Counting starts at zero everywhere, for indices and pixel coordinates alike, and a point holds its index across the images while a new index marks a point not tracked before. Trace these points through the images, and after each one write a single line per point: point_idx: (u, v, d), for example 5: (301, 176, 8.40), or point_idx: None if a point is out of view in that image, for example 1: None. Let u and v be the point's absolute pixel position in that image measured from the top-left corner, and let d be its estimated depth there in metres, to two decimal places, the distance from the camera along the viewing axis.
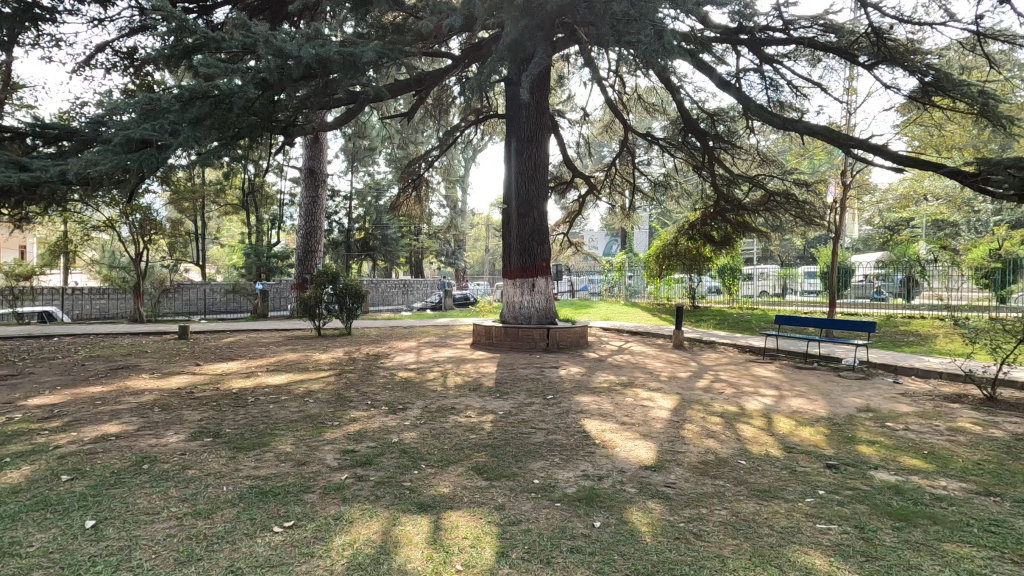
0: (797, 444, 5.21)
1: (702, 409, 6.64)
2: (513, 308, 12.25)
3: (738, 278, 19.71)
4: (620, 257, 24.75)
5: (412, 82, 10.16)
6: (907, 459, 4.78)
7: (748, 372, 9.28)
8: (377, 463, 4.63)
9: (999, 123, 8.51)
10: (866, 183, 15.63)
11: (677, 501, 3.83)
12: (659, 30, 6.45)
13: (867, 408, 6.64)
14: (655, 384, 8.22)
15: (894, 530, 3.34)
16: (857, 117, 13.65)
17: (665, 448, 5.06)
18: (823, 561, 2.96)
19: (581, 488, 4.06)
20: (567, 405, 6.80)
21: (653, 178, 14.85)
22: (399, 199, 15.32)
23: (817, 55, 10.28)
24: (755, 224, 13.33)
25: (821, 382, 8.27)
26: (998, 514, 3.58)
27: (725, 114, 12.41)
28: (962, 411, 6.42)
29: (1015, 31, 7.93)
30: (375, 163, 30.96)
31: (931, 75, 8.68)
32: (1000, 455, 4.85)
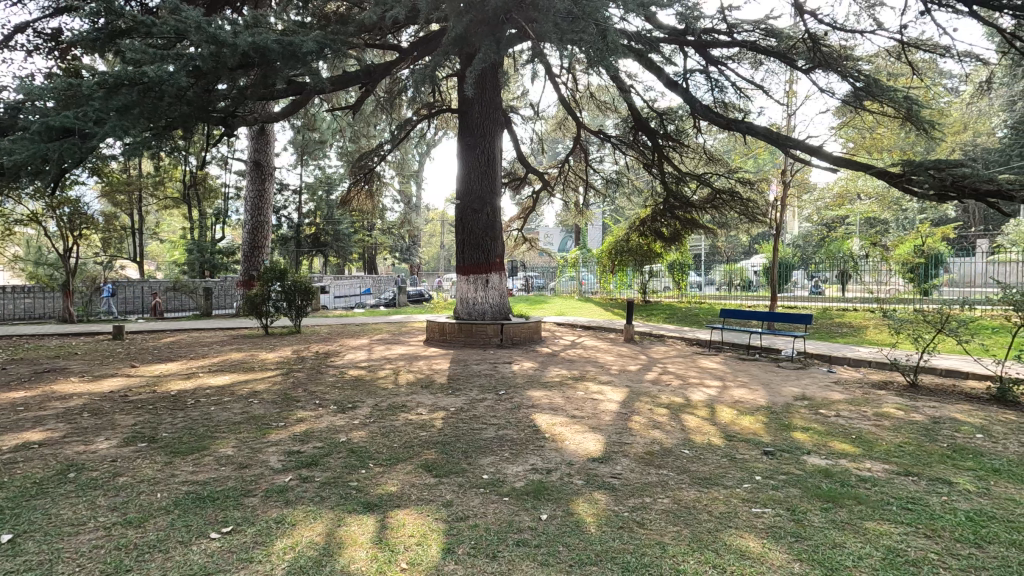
0: (737, 433, 5.43)
1: (650, 401, 6.83)
2: (466, 304, 12.20)
3: (686, 274, 20.30)
4: (574, 253, 25.02)
5: (360, 75, 9.92)
6: (836, 443, 5.06)
7: (694, 364, 9.59)
8: (323, 464, 4.53)
9: (922, 127, 9.06)
10: (805, 182, 16.39)
11: (623, 491, 3.92)
12: (603, 29, 6.53)
13: (803, 396, 6.99)
14: (606, 377, 8.39)
15: (822, 511, 3.53)
16: (797, 119, 14.29)
17: (612, 440, 5.18)
18: (756, 543, 3.10)
19: (529, 482, 4.10)
20: (518, 400, 6.85)
21: (606, 175, 15.07)
22: (350, 194, 14.97)
23: (759, 58, 10.66)
24: (702, 220, 13.73)
25: (761, 372, 8.66)
26: (915, 492, 3.84)
27: (674, 114, 12.66)
28: (887, 397, 6.85)
29: (936, 41, 8.46)
30: (326, 157, 30.18)
31: (862, 81, 9.14)
32: (918, 437, 5.21)
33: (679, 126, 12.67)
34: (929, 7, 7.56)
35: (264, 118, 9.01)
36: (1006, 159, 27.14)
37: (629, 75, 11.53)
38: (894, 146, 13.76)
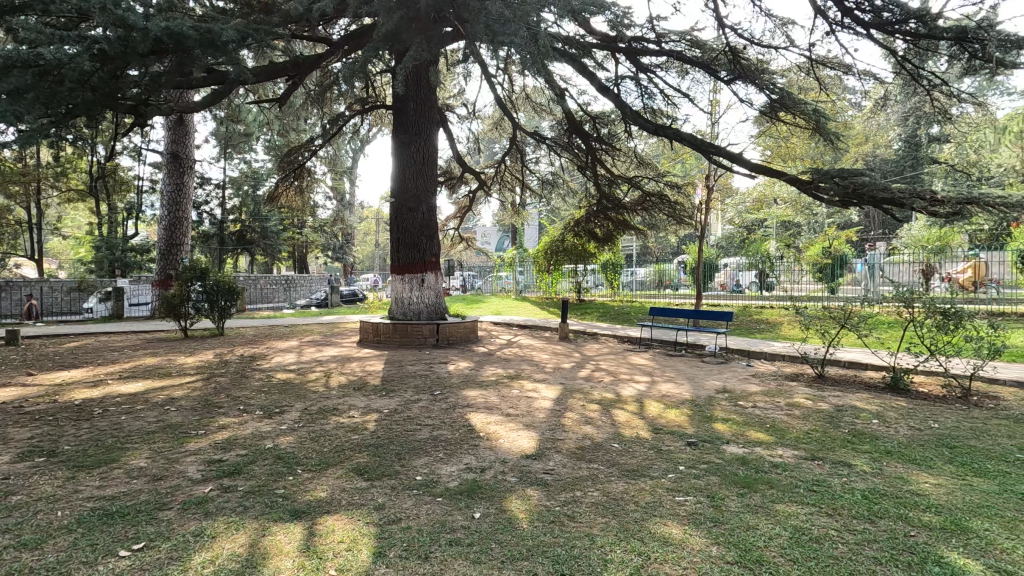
0: (663, 426, 5.67)
1: (582, 397, 7.01)
2: (402, 304, 12.00)
3: (619, 273, 20.96)
4: (511, 252, 25.18)
5: (287, 66, 9.55)
6: (753, 432, 5.40)
7: (625, 360, 9.93)
8: (247, 472, 4.33)
9: (829, 138, 9.82)
10: (728, 187, 17.34)
11: (554, 486, 4.01)
12: (534, 32, 6.60)
13: (724, 389, 7.41)
14: (540, 375, 8.51)
15: (738, 497, 3.76)
16: (720, 127, 15.09)
17: (545, 436, 5.28)
18: (678, 530, 3.26)
19: (463, 482, 4.10)
20: (453, 400, 6.83)
21: (542, 176, 15.28)
22: (278, 189, 14.36)
23: (685, 67, 11.16)
24: (633, 222, 14.20)
25: (687, 367, 9.10)
26: (820, 475, 4.17)
27: (606, 118, 13.00)
28: (798, 388, 7.39)
29: (839, 60, 9.20)
30: (252, 150, 28.77)
31: (776, 93, 9.78)
32: (823, 424, 5.65)
33: (611, 129, 13.03)
34: (833, 28, 8.19)
35: (181, 108, 8.48)
36: (900, 169, 29.91)
37: (563, 78, 11.73)
38: (806, 155, 14.83)
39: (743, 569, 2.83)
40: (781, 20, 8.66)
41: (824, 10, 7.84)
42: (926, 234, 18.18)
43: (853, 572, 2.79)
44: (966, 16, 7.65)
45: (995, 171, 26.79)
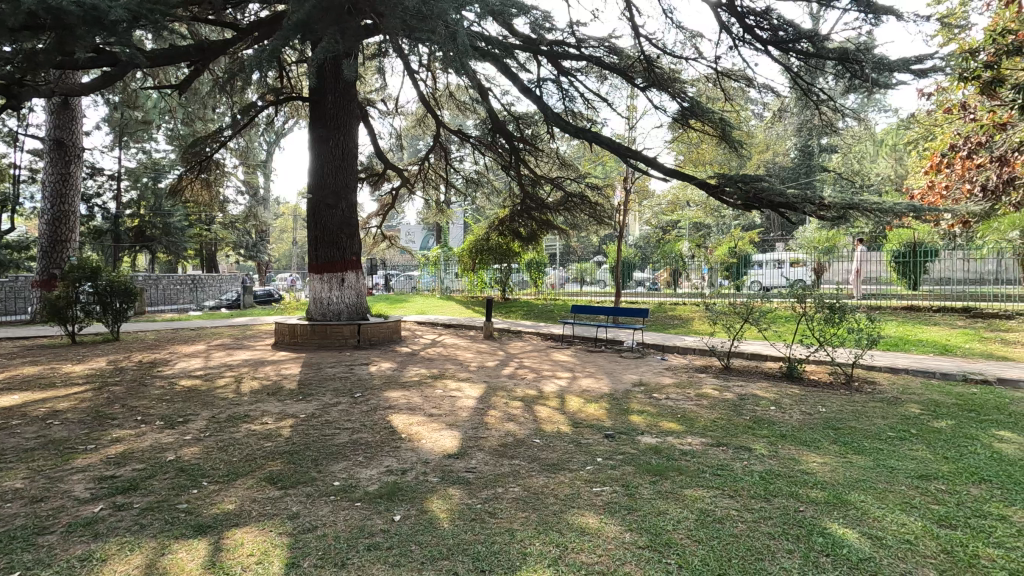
0: (583, 420, 5.86)
1: (505, 394, 7.09)
2: (320, 305, 11.57)
3: (542, 272, 21.37)
4: (435, 251, 24.93)
5: (190, 50, 8.92)
6: (665, 422, 5.71)
7: (547, 357, 10.14)
8: (144, 488, 4.01)
9: (733, 146, 10.52)
10: (645, 190, 18.13)
11: (476, 484, 4.03)
12: (453, 31, 6.57)
13: (640, 382, 7.77)
14: (465, 375, 8.50)
15: (650, 484, 3.95)
16: (637, 132, 15.75)
17: (468, 435, 5.29)
18: (595, 520, 3.38)
19: (383, 485, 4.03)
20: (375, 402, 6.68)
21: (466, 175, 15.21)
22: (182, 182, 13.35)
23: (603, 73, 11.53)
24: (556, 221, 14.49)
25: (606, 362, 9.45)
26: (723, 460, 4.47)
27: (530, 119, 13.14)
28: (706, 380, 7.89)
29: (742, 72, 9.87)
30: (152, 139, 26.55)
31: (687, 102, 10.34)
32: (728, 412, 6.07)
33: (534, 130, 13.18)
34: (736, 43, 8.77)
35: (64, 90, 7.67)
36: (796, 174, 32.53)
37: (486, 77, 11.73)
38: (714, 160, 15.82)
39: (653, 552, 2.98)
40: (690, 33, 9.14)
41: (728, 26, 8.38)
42: (817, 235, 19.89)
43: (749, 548, 3.02)
44: (848, 39, 8.45)
45: (874, 179, 29.84)
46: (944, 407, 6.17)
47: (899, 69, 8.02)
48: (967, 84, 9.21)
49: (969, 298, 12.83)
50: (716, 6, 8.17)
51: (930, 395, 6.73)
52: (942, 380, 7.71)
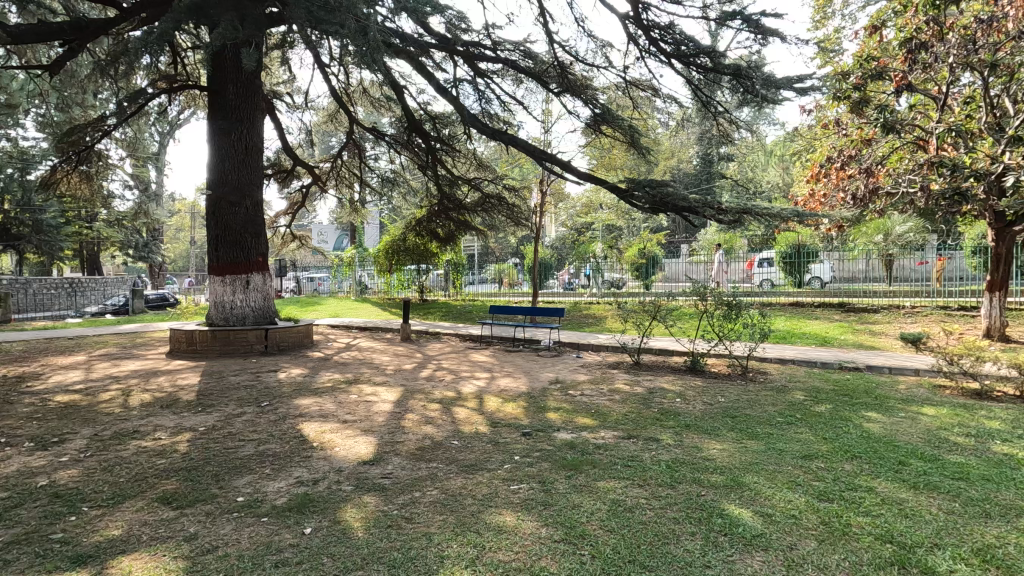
0: (501, 419, 5.90)
1: (423, 397, 7.00)
2: (222, 309, 10.81)
3: (461, 273, 21.29)
4: (350, 251, 24.08)
5: (64, 28, 8.03)
6: (580, 418, 5.89)
7: (466, 358, 10.14)
8: (9, 519, 3.54)
9: (642, 152, 11.04)
10: (560, 192, 18.60)
11: (393, 490, 3.94)
12: (363, 26, 6.39)
13: (556, 380, 7.97)
14: (381, 378, 8.29)
15: (566, 479, 4.06)
16: (552, 136, 16.12)
17: (384, 440, 5.16)
18: (512, 517, 3.42)
19: (292, 497, 3.84)
20: (284, 410, 6.35)
21: (382, 174, 14.82)
22: (56, 175, 11.94)
23: (520, 77, 11.69)
24: (474, 222, 14.48)
25: (524, 362, 9.59)
26: (634, 451, 4.69)
27: (446, 119, 13.03)
28: (618, 375, 8.25)
29: (648, 82, 10.39)
30: (19, 125, 23.54)
31: (599, 108, 10.72)
32: (638, 405, 6.38)
33: (451, 130, 13.07)
34: (643, 55, 9.21)
35: None
36: (697, 181, 34.73)
37: (401, 75, 11.50)
38: (624, 165, 16.53)
39: (568, 544, 3.07)
40: (601, 42, 9.48)
41: (635, 37, 8.79)
42: (717, 238, 21.37)
43: (658, 533, 3.18)
44: (742, 57, 9.14)
45: (765, 187, 32.59)
46: (823, 393, 6.86)
47: (784, 87, 8.79)
48: (840, 103, 10.28)
49: (844, 294, 14.33)
50: (625, 18, 8.53)
51: (812, 382, 7.46)
52: (821, 368, 8.56)
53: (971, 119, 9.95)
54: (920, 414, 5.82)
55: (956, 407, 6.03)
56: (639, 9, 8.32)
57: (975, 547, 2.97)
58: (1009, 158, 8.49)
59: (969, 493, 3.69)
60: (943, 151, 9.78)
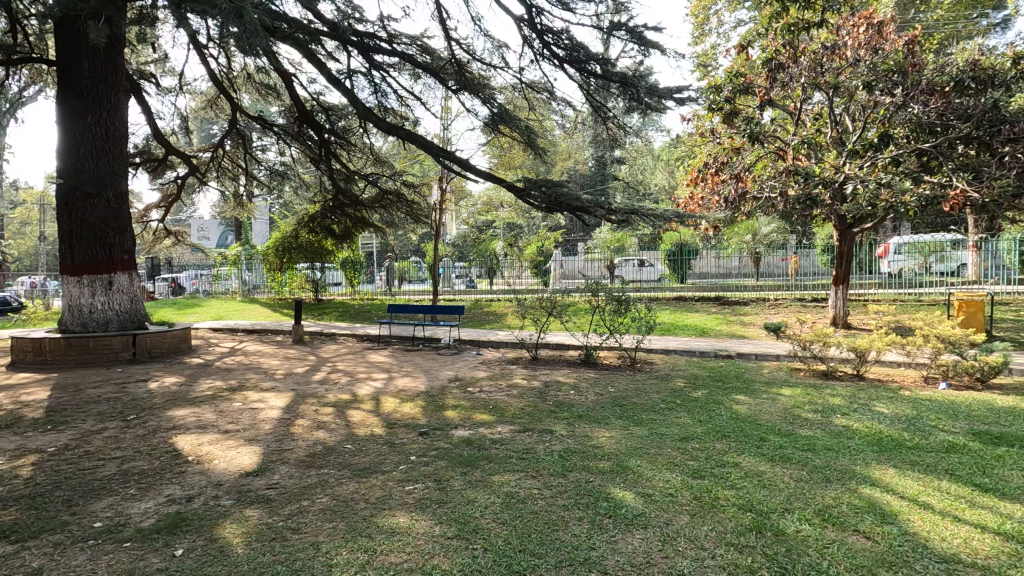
0: (398, 420, 5.80)
1: (316, 402, 6.68)
2: (78, 313, 9.59)
3: (358, 271, 20.56)
4: (234, 249, 22.35)
5: None
6: (477, 414, 5.94)
7: (363, 359, 9.82)
8: None
9: (539, 152, 11.30)
10: (460, 190, 18.58)
11: (279, 501, 3.74)
12: (238, 6, 5.95)
13: (455, 378, 7.97)
14: (269, 384, 7.78)
15: (461, 476, 4.08)
16: (451, 133, 16.06)
17: (271, 449, 4.88)
18: (405, 518, 3.38)
19: (162, 517, 3.50)
20: (155, 423, 5.77)
21: (270, 167, 13.89)
22: None
23: (417, 72, 11.50)
24: (372, 219, 14.04)
25: (423, 361, 9.48)
26: (528, 444, 4.82)
27: (340, 111, 12.47)
28: (517, 371, 8.41)
29: (543, 85, 10.67)
30: None
31: (496, 107, 10.83)
32: (534, 399, 6.57)
33: (346, 123, 12.54)
34: (538, 57, 9.43)
35: None
36: (592, 182, 36.19)
37: (290, 62, 10.84)
38: (524, 165, 16.86)
39: (461, 540, 3.09)
40: (497, 43, 9.59)
41: (530, 40, 8.98)
42: (609, 236, 22.50)
43: (547, 521, 3.30)
44: (629, 66, 9.68)
45: (653, 189, 34.77)
46: (701, 379, 7.49)
47: (666, 97, 9.45)
48: (715, 114, 11.23)
49: (720, 289, 15.71)
50: (519, 20, 8.68)
51: (691, 370, 8.12)
52: (699, 357, 9.33)
53: (820, 134, 11.30)
54: (779, 394, 6.56)
55: (807, 387, 6.86)
56: (532, 13, 8.52)
57: (817, 508, 3.40)
58: (848, 169, 9.82)
59: (814, 462, 4.21)
60: (798, 161, 11.03)
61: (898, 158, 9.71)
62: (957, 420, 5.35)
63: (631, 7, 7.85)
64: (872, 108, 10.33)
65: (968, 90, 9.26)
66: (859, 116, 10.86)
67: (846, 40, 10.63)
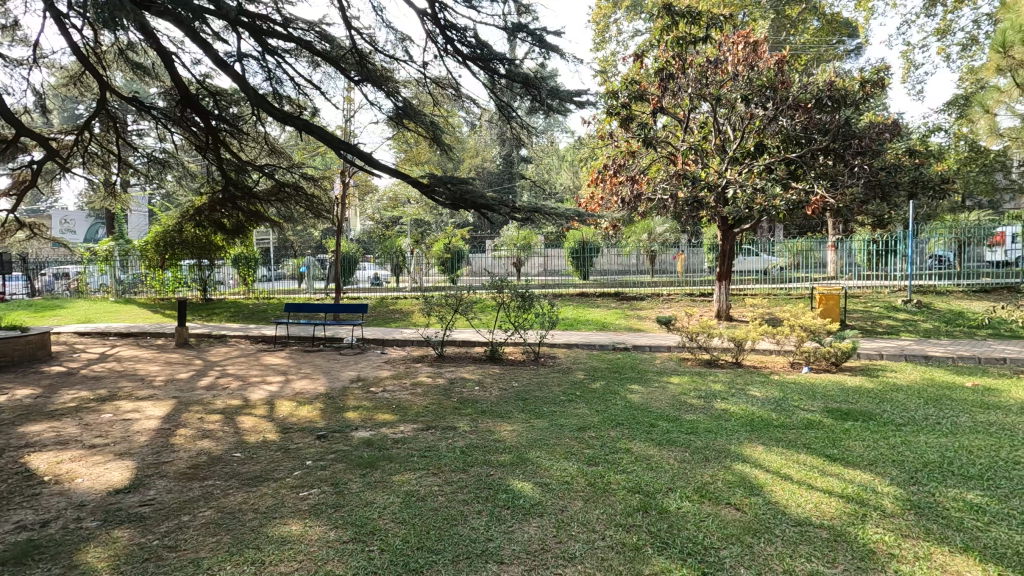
0: (294, 424, 5.53)
1: (201, 409, 6.20)
2: None
3: (253, 268, 19.28)
4: (105, 243, 20.07)
5: None
6: (380, 415, 5.81)
7: (257, 362, 9.25)
8: None
9: (444, 149, 11.20)
10: (366, 185, 18.01)
11: (154, 518, 3.44)
12: None
13: (357, 378, 7.73)
14: (146, 392, 7.10)
15: (360, 478, 3.98)
16: (354, 125, 15.51)
17: (146, 463, 4.46)
18: (298, 526, 3.24)
19: (8, 548, 3.09)
20: (2, 442, 5.06)
21: (147, 154, 12.60)
22: None
23: (315, 60, 10.97)
24: (267, 213, 13.23)
25: (323, 362, 9.10)
26: (431, 442, 4.80)
27: (229, 96, 11.59)
28: (422, 368, 8.33)
29: (448, 80, 10.59)
30: None
31: (400, 101, 10.58)
32: (439, 397, 6.54)
33: (236, 110, 11.69)
34: (441, 53, 9.35)
35: None
36: (500, 180, 36.55)
37: (170, 40, 9.91)
38: (430, 161, 16.66)
39: (357, 543, 3.02)
40: (400, 35, 9.39)
41: (433, 35, 8.89)
42: (516, 234, 22.86)
43: (446, 517, 3.32)
44: (532, 68, 9.88)
45: (558, 188, 35.82)
46: (599, 371, 7.86)
47: (567, 100, 9.79)
48: (612, 118, 11.76)
49: (619, 284, 16.51)
50: (422, 14, 8.56)
51: (591, 363, 8.50)
52: (599, 350, 9.77)
53: (706, 142, 12.21)
54: (669, 382, 7.06)
55: (693, 375, 7.44)
56: (436, 8, 8.43)
57: (695, 486, 3.70)
58: (730, 174, 10.71)
59: (696, 444, 4.58)
60: (687, 165, 11.86)
61: (770, 166, 10.76)
62: (815, 399, 6.06)
63: (533, 9, 8.01)
64: (749, 119, 11.32)
65: (826, 108, 10.45)
66: (738, 126, 11.85)
67: (727, 56, 11.57)
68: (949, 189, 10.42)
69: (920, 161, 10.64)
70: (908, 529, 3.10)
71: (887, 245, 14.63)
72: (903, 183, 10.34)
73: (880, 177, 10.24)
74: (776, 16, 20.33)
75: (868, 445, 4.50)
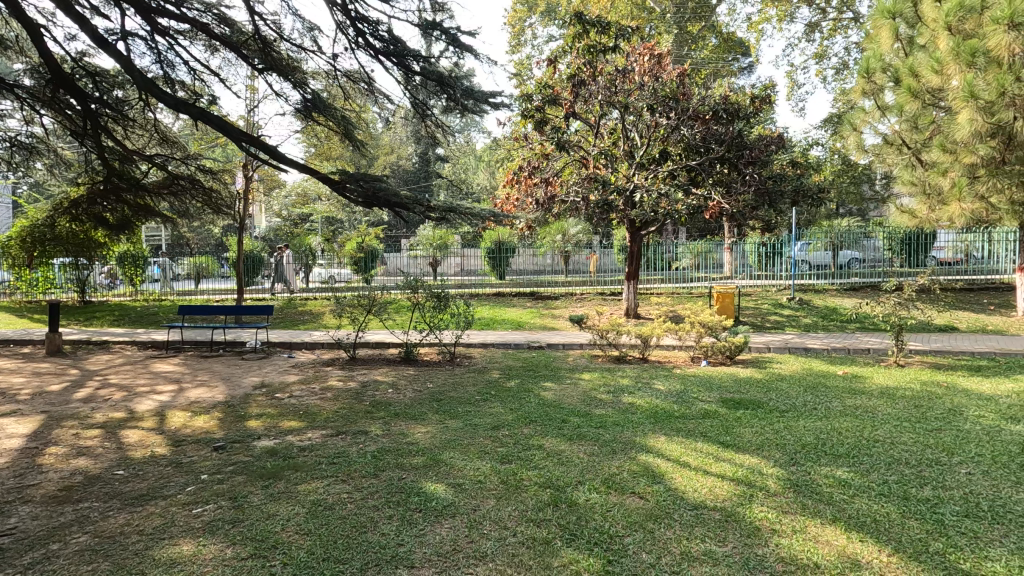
0: (188, 436, 5.12)
1: (77, 424, 5.56)
2: None
3: (141, 267, 17.59)
4: None
5: None
6: (285, 422, 5.52)
7: (146, 370, 8.46)
8: None
9: (356, 145, 10.80)
10: (272, 180, 17.01)
11: (15, 549, 3.04)
12: None
13: (261, 385, 7.28)
14: (7, 407, 6.26)
15: (262, 490, 3.77)
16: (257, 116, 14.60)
17: (6, 488, 3.94)
18: (190, 546, 3.01)
19: None
20: None
21: (10, 138, 11.10)
22: None
23: (213, 44, 10.22)
24: (158, 207, 12.10)
25: (223, 368, 8.51)
26: (341, 447, 4.64)
27: (112, 78, 10.50)
28: (332, 372, 8.02)
29: (361, 74, 10.25)
30: None
31: (309, 93, 10.08)
32: (350, 400, 6.33)
33: (120, 94, 10.62)
34: (352, 46, 9.04)
35: None
36: (416, 178, 35.97)
37: (38, 11, 8.83)
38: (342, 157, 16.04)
39: (256, 559, 2.86)
40: (307, 23, 8.97)
41: (344, 26, 8.58)
42: (432, 234, 22.63)
43: (355, 524, 3.22)
44: (448, 66, 9.81)
45: (475, 188, 35.83)
46: (515, 370, 7.97)
47: (482, 100, 9.81)
48: (526, 120, 11.94)
49: (534, 284, 16.82)
50: (332, 3, 8.23)
51: (506, 362, 8.59)
52: (514, 349, 9.90)
53: (615, 147, 12.72)
54: (580, 378, 7.31)
55: (602, 371, 7.73)
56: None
57: (603, 477, 3.85)
58: (637, 179, 11.26)
59: (604, 437, 4.76)
60: (598, 169, 12.31)
61: (673, 172, 11.42)
62: (712, 391, 6.53)
63: (448, 7, 7.96)
64: (654, 127, 11.95)
65: (722, 120, 11.24)
66: (645, 133, 12.46)
67: (634, 65, 12.14)
68: (824, 198, 11.59)
69: (801, 171, 11.75)
70: (787, 505, 3.42)
71: (773, 248, 16.08)
72: (787, 192, 11.36)
73: (768, 185, 11.18)
74: (678, 31, 21.63)
75: (756, 431, 4.91)
